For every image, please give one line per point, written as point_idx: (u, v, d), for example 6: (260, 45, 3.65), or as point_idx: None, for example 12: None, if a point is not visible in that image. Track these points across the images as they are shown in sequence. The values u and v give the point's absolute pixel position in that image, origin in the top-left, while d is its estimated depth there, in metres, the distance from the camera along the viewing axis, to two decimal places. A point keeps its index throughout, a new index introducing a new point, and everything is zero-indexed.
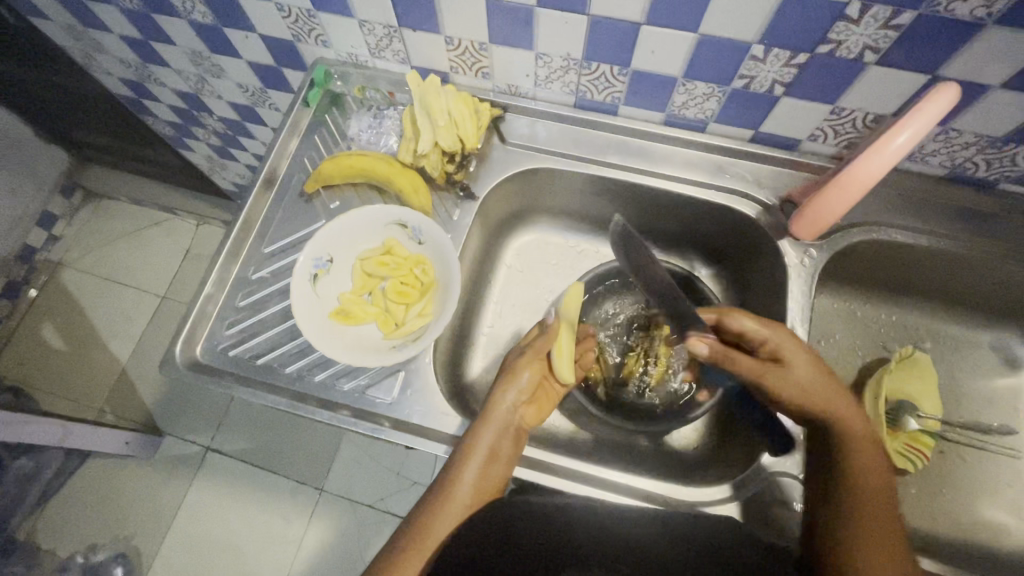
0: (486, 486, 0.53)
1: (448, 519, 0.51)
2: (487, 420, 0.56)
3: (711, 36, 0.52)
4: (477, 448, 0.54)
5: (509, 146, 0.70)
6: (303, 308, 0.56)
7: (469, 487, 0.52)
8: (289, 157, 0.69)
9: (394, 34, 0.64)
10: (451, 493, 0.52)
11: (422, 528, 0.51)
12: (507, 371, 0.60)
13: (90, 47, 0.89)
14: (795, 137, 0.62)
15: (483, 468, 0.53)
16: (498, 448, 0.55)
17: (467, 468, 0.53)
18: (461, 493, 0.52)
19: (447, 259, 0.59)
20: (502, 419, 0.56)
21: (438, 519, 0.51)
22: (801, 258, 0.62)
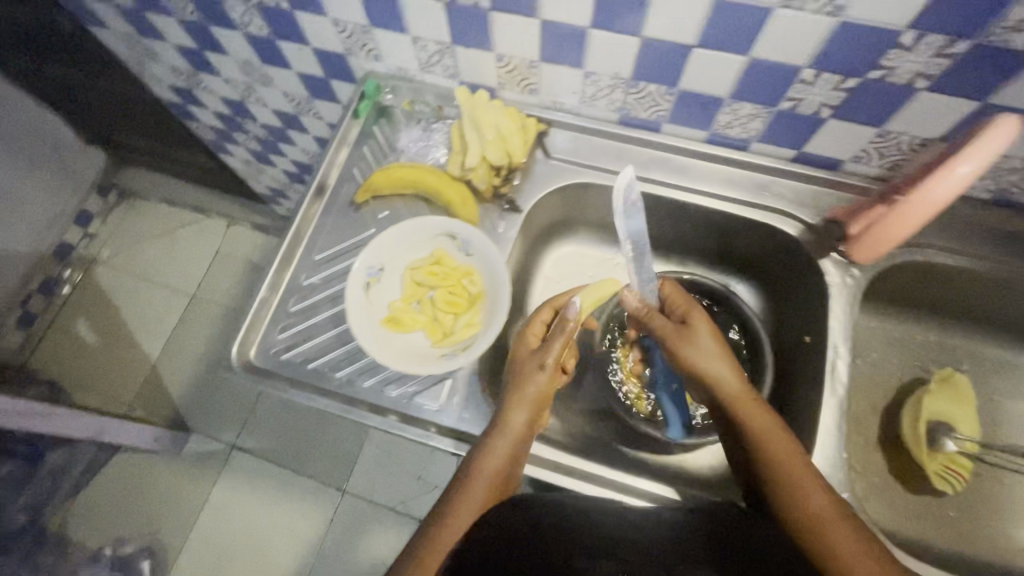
0: (498, 488, 0.54)
1: (462, 520, 0.51)
2: (505, 433, 0.55)
3: (763, 59, 0.53)
4: (493, 455, 0.54)
5: (553, 160, 0.71)
6: (356, 314, 0.58)
7: (485, 491, 0.52)
8: (339, 167, 0.71)
9: (446, 50, 0.65)
10: (465, 495, 0.52)
11: (438, 530, 0.51)
12: (517, 369, 0.58)
13: (144, 56, 0.93)
14: (838, 157, 0.63)
15: (498, 474, 0.53)
16: (511, 454, 0.54)
17: (481, 475, 0.53)
18: (476, 497, 0.52)
19: (497, 272, 0.61)
20: (518, 432, 0.55)
21: (452, 521, 0.51)
22: (843, 278, 0.63)
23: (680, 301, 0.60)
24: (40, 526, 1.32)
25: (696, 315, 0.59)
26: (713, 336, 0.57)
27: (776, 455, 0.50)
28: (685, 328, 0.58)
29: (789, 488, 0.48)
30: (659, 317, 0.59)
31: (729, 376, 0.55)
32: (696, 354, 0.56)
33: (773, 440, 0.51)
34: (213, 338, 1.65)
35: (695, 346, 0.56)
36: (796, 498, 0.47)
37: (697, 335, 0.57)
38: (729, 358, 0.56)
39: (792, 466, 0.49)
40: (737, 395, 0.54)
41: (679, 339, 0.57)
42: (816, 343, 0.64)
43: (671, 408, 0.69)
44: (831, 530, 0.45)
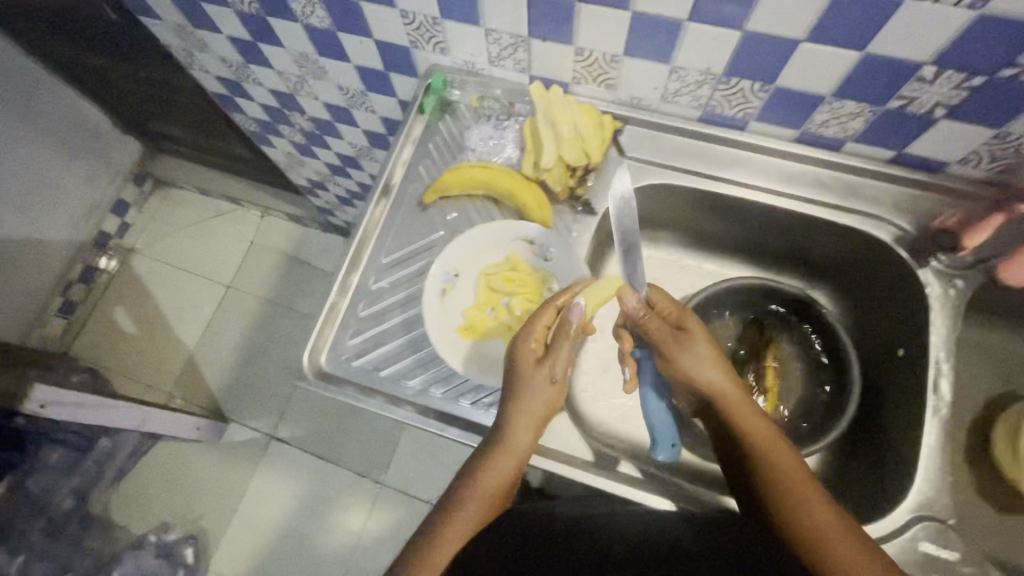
0: (496, 501, 0.51)
1: (457, 534, 0.48)
2: (508, 448, 0.52)
3: (879, 54, 0.49)
4: (494, 468, 0.51)
5: (626, 158, 0.68)
6: (436, 325, 0.58)
7: (483, 504, 0.50)
8: (403, 167, 0.69)
9: (521, 44, 0.62)
10: (460, 510, 0.50)
11: (433, 545, 0.48)
12: (518, 375, 0.52)
13: (194, 46, 0.90)
14: (943, 159, 0.58)
15: (498, 487, 0.51)
16: (512, 467, 0.51)
17: (477, 489, 0.50)
18: (473, 509, 0.50)
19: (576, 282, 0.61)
20: (519, 447, 0.52)
21: (448, 534, 0.48)
22: (945, 289, 0.60)
23: (673, 304, 0.55)
24: (85, 514, 1.34)
25: (692, 320, 0.54)
26: (710, 343, 0.53)
27: (779, 468, 0.47)
28: (681, 333, 0.53)
29: (795, 504, 0.45)
30: (654, 321, 0.54)
31: (725, 386, 0.51)
32: (694, 363, 0.52)
33: (776, 454, 0.48)
34: (250, 328, 1.61)
35: (692, 353, 0.52)
36: (800, 514, 0.44)
37: (695, 341, 0.52)
38: (725, 367, 0.52)
39: (796, 481, 0.46)
40: (734, 406, 0.51)
41: (674, 346, 0.53)
42: (912, 358, 0.60)
43: (663, 428, 0.59)
44: (838, 543, 0.42)
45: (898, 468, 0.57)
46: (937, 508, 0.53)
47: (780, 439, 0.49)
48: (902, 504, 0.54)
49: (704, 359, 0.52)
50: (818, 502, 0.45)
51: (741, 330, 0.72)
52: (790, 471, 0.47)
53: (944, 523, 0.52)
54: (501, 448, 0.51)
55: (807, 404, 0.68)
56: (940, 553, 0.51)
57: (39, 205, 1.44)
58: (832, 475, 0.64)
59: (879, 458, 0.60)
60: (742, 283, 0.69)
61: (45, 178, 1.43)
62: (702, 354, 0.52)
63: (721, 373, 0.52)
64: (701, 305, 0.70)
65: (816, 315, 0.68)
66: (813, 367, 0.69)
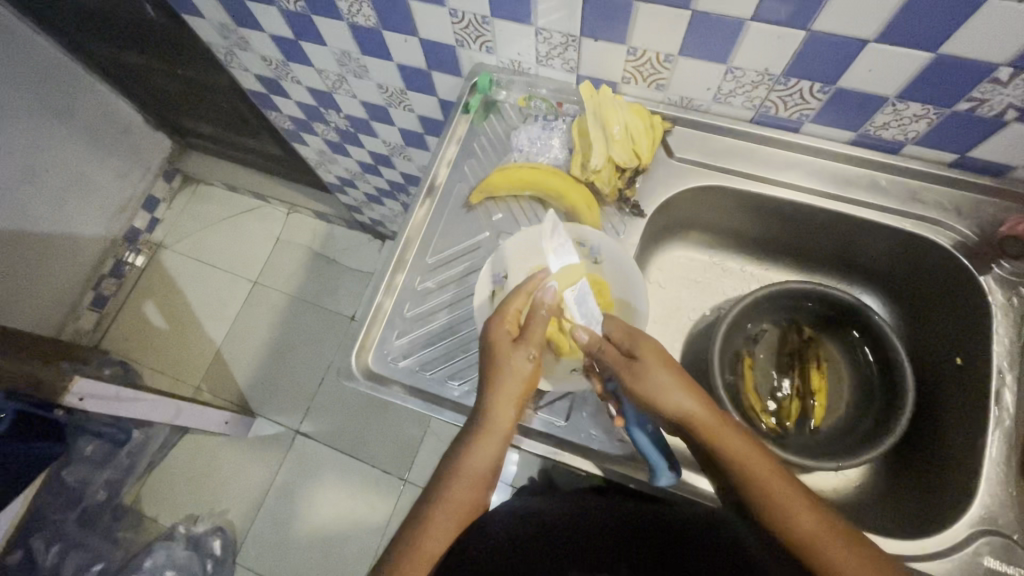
0: (480, 490, 0.51)
1: (444, 529, 0.48)
2: (490, 429, 0.51)
3: (954, 55, 0.48)
4: (477, 453, 0.51)
5: (675, 159, 0.67)
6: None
7: (468, 494, 0.50)
8: (448, 167, 0.69)
9: (573, 43, 0.61)
10: (443, 502, 0.49)
11: (420, 541, 0.48)
12: (494, 357, 0.52)
13: (236, 45, 0.91)
14: (1009, 162, 0.57)
15: (481, 474, 0.51)
16: (495, 450, 0.51)
17: (463, 476, 0.50)
18: (459, 502, 0.50)
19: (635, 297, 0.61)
20: (500, 433, 0.52)
21: (433, 529, 0.48)
22: (1007, 298, 0.58)
23: (625, 330, 0.54)
24: (117, 504, 1.36)
25: (644, 344, 0.52)
26: (667, 364, 0.51)
27: (758, 477, 0.47)
28: (635, 362, 0.51)
29: (779, 513, 0.45)
30: (609, 350, 0.53)
31: (691, 409, 0.49)
32: (654, 390, 0.50)
33: (753, 462, 0.47)
34: (277, 324, 1.61)
35: (651, 381, 0.50)
36: (786, 521, 0.44)
37: (649, 367, 0.51)
38: (688, 384, 0.50)
39: (775, 488, 0.46)
40: (706, 424, 0.49)
41: (630, 377, 0.51)
42: (974, 366, 0.59)
43: (652, 451, 0.53)
44: (827, 547, 0.43)
45: (955, 482, 0.56)
46: (1002, 522, 0.52)
47: (753, 443, 0.49)
48: (962, 519, 0.52)
49: (665, 388, 0.49)
50: (806, 511, 0.45)
51: (782, 336, 0.71)
52: (769, 477, 0.47)
53: (1010, 539, 0.51)
54: (483, 430, 0.51)
55: (853, 412, 0.67)
56: (1005, 569, 0.50)
57: (73, 200, 1.45)
58: (882, 488, 0.62)
59: (936, 468, 0.59)
60: (792, 286, 0.65)
61: (80, 173, 1.45)
62: (663, 383, 0.50)
63: (686, 394, 0.49)
64: (747, 308, 0.66)
65: (866, 321, 0.64)
66: (863, 375, 0.67)
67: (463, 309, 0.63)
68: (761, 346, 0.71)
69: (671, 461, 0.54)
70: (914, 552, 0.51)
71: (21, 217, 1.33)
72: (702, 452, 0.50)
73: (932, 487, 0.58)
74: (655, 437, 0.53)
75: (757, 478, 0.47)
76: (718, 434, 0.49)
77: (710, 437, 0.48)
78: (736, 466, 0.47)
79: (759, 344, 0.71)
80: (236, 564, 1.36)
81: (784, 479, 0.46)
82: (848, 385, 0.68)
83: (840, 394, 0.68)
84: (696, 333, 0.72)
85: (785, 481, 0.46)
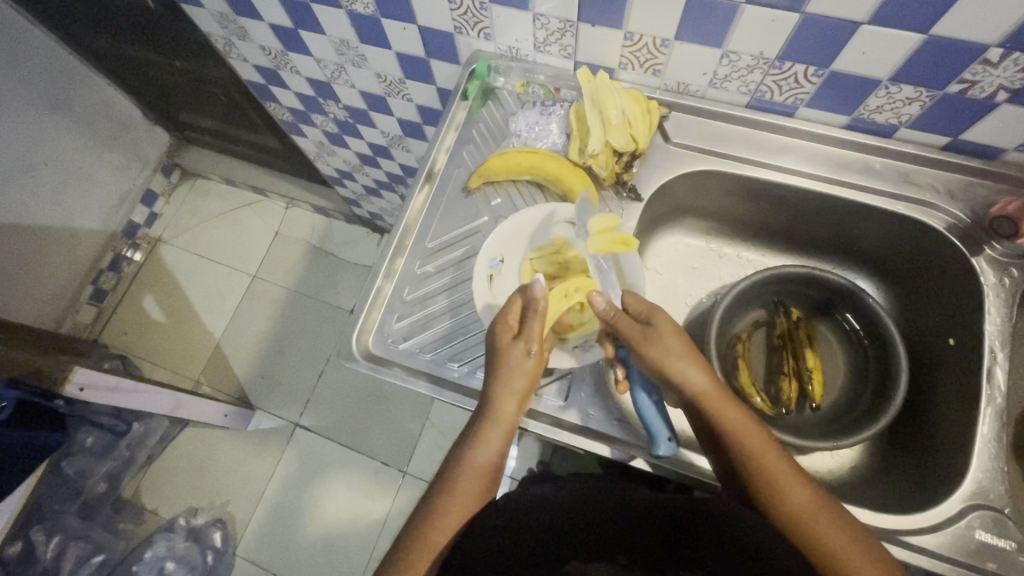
0: (485, 484, 0.52)
1: (447, 524, 0.49)
2: (495, 421, 0.52)
3: (945, 37, 0.48)
4: (484, 445, 0.51)
5: (671, 145, 0.68)
6: (489, 313, 0.61)
7: (473, 487, 0.51)
8: (448, 153, 0.70)
9: (569, 28, 0.61)
10: (454, 492, 0.50)
11: (426, 534, 0.49)
12: (496, 353, 0.53)
13: (235, 35, 0.92)
14: (1000, 146, 0.58)
15: (489, 464, 0.52)
16: (498, 444, 0.52)
17: (467, 471, 0.51)
18: (463, 494, 0.50)
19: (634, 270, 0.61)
20: (506, 424, 0.52)
21: (438, 521, 0.49)
22: (999, 279, 0.59)
23: (644, 303, 0.55)
24: (116, 497, 1.35)
25: (659, 316, 0.54)
26: (678, 335, 0.52)
27: (755, 453, 0.48)
28: (650, 329, 0.52)
29: (773, 487, 0.47)
30: (623, 320, 0.53)
31: (697, 380, 0.50)
32: (665, 354, 0.51)
33: (750, 436, 0.48)
34: (276, 318, 1.61)
35: (661, 349, 0.51)
36: (780, 496, 0.46)
37: (663, 334, 0.52)
38: (699, 358, 0.52)
39: (771, 462, 0.47)
40: (708, 399, 0.50)
41: (644, 342, 0.52)
42: (966, 346, 0.60)
43: (653, 418, 0.54)
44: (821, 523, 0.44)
45: (949, 460, 0.57)
46: (993, 497, 0.53)
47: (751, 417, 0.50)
48: (954, 494, 0.53)
49: (675, 357, 0.51)
50: (797, 486, 0.46)
51: (777, 320, 0.71)
52: (766, 452, 0.48)
53: (1001, 512, 0.52)
54: (488, 423, 0.52)
55: (847, 393, 0.68)
56: (996, 541, 0.51)
57: (72, 194, 1.45)
58: (874, 466, 0.64)
59: (932, 446, 0.59)
60: (789, 271, 0.66)
61: (78, 167, 1.45)
62: (672, 352, 0.51)
63: (698, 369, 0.51)
64: (742, 292, 0.66)
65: (862, 305, 0.65)
66: (858, 356, 0.68)
67: (462, 292, 0.64)
68: (754, 329, 0.72)
69: (672, 432, 0.54)
70: (907, 525, 0.52)
71: (19, 210, 1.33)
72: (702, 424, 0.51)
73: (923, 466, 0.59)
74: (660, 406, 0.55)
75: (750, 455, 0.48)
76: (719, 411, 0.50)
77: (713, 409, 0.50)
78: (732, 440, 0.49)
79: (753, 327, 0.72)
80: (236, 557, 1.36)
81: (781, 454, 0.48)
82: (843, 366, 0.69)
83: (836, 374, 0.69)
84: (693, 318, 0.73)
85: (781, 457, 0.48)
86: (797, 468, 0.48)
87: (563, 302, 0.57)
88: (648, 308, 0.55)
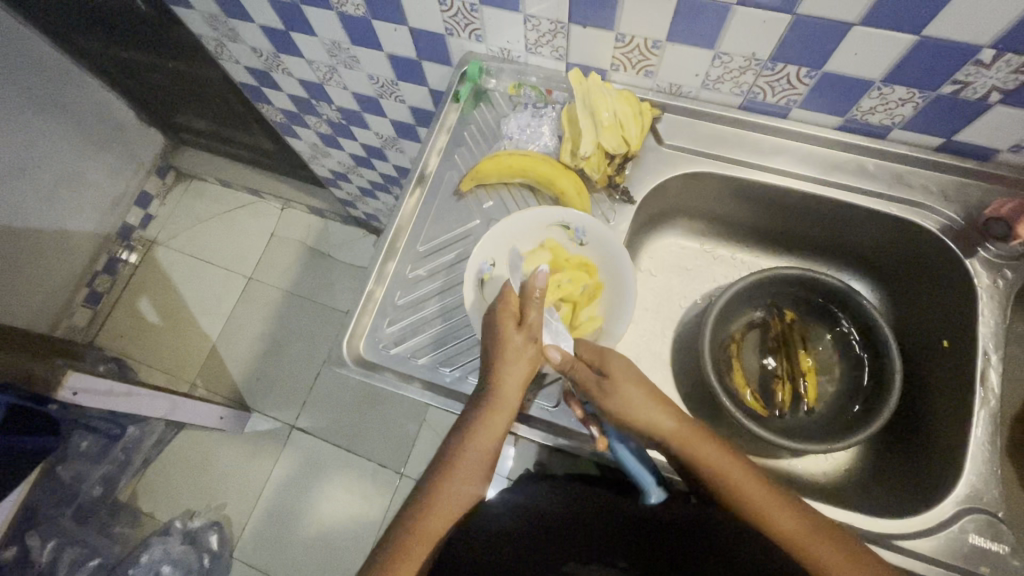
0: (480, 473, 0.51)
1: (441, 514, 0.48)
2: (497, 406, 0.51)
3: (938, 38, 0.48)
4: (483, 431, 0.51)
5: (664, 147, 0.67)
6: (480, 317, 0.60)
7: (472, 476, 0.50)
8: (440, 156, 0.70)
9: (561, 30, 0.61)
10: (448, 478, 0.50)
11: (420, 524, 0.48)
12: (499, 340, 0.53)
13: (226, 37, 0.91)
14: (994, 146, 0.57)
15: (486, 452, 0.51)
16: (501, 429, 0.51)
17: (464, 456, 0.50)
18: (460, 487, 0.50)
19: (620, 318, 0.60)
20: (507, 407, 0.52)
21: (432, 511, 0.48)
22: (993, 280, 0.59)
23: (595, 349, 0.55)
24: (112, 500, 1.35)
25: (612, 361, 0.53)
26: (635, 379, 0.51)
27: (738, 485, 0.47)
28: (603, 379, 0.52)
29: (761, 518, 0.46)
30: (581, 370, 0.53)
31: (661, 422, 0.50)
32: (625, 404, 0.51)
33: (729, 468, 0.48)
34: (272, 319, 1.61)
35: (619, 400, 0.51)
36: (770, 527, 0.45)
37: (617, 382, 0.51)
38: (658, 398, 0.51)
39: (755, 493, 0.46)
40: (679, 436, 0.50)
41: (600, 395, 0.52)
42: (960, 348, 0.59)
43: (639, 470, 0.52)
44: (817, 548, 0.43)
45: (943, 463, 0.56)
46: (987, 501, 0.52)
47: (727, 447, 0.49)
48: (948, 498, 0.53)
49: (634, 406, 0.50)
50: (786, 512, 0.45)
51: (771, 322, 0.71)
52: (748, 482, 0.47)
53: (994, 516, 0.52)
54: (490, 406, 0.51)
55: (841, 395, 0.67)
56: (989, 545, 0.51)
57: (65, 196, 1.44)
58: (870, 469, 0.63)
59: (927, 450, 0.59)
60: (783, 273, 0.65)
61: (72, 169, 1.44)
62: (632, 401, 0.50)
63: (658, 409, 0.50)
64: (737, 294, 0.66)
65: (857, 306, 0.64)
66: (851, 357, 0.68)
67: (454, 296, 0.64)
68: (748, 331, 0.71)
69: (659, 477, 0.52)
70: (899, 531, 0.52)
71: (12, 212, 1.32)
72: (680, 465, 0.51)
73: (917, 469, 0.59)
74: (639, 452, 0.53)
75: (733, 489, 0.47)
76: (693, 446, 0.49)
77: (687, 447, 0.49)
78: (713, 475, 0.48)
79: (748, 329, 0.71)
80: (233, 559, 1.35)
81: (762, 481, 0.47)
82: (838, 367, 0.69)
83: (832, 376, 0.69)
84: (687, 320, 0.73)
85: (764, 485, 0.47)
86: (784, 493, 0.47)
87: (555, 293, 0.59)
88: (599, 351, 0.54)
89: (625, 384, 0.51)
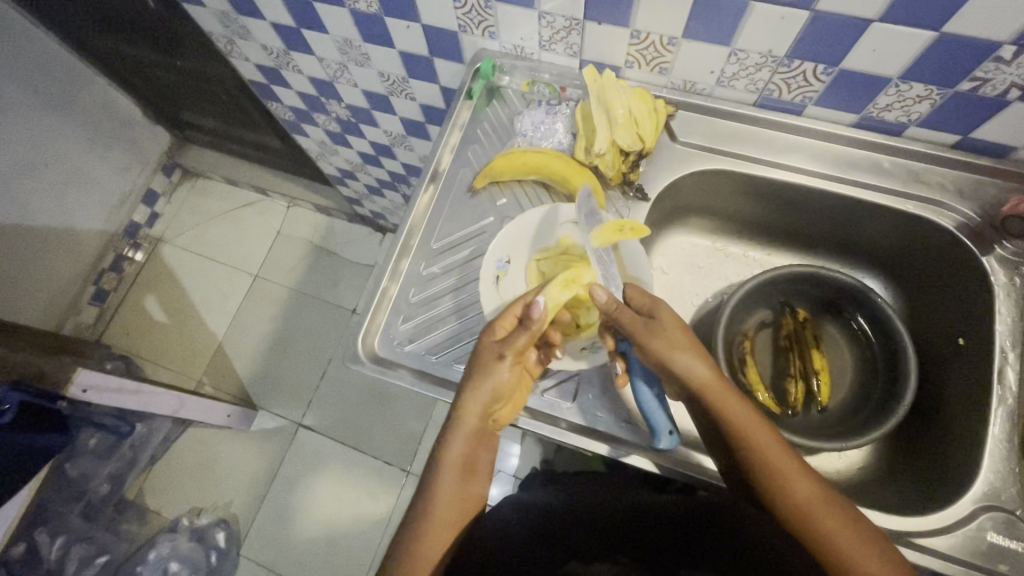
0: (462, 483, 0.49)
1: (440, 536, 0.47)
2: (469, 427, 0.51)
3: (957, 34, 0.48)
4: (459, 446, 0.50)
5: (679, 144, 0.67)
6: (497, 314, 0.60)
7: (455, 498, 0.49)
8: (452, 153, 0.70)
9: (576, 26, 0.61)
10: (433, 496, 0.48)
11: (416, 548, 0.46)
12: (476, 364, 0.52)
13: (236, 34, 0.91)
14: (1011, 144, 0.57)
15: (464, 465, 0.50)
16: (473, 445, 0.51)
17: (445, 473, 0.49)
18: (445, 505, 0.48)
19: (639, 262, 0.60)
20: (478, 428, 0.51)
21: (427, 534, 0.47)
22: (1010, 278, 0.58)
23: (646, 296, 0.54)
24: (119, 498, 1.35)
25: (661, 308, 0.53)
26: (680, 328, 0.51)
27: (761, 446, 0.47)
28: (652, 322, 0.52)
29: (777, 481, 0.45)
30: (627, 314, 0.52)
31: (698, 370, 0.49)
32: (667, 345, 0.50)
33: (752, 427, 0.47)
34: (278, 317, 1.61)
35: (662, 342, 0.50)
36: (784, 491, 0.45)
37: (664, 327, 0.51)
38: (699, 350, 0.51)
39: (775, 458, 0.46)
40: (711, 389, 0.49)
41: (645, 335, 0.51)
42: (976, 346, 0.59)
43: (652, 410, 0.53)
44: (826, 520, 0.43)
45: (960, 460, 0.56)
46: (1005, 498, 0.52)
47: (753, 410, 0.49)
48: (964, 496, 0.53)
49: (674, 352, 0.50)
50: (802, 480, 0.45)
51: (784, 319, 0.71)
52: (769, 445, 0.47)
53: (1013, 514, 0.51)
54: (457, 427, 0.51)
55: (854, 389, 0.67)
56: (1007, 543, 0.51)
57: (72, 194, 1.45)
58: (884, 466, 0.63)
59: (942, 447, 0.59)
60: (796, 270, 0.65)
61: (79, 166, 1.44)
62: (673, 346, 0.50)
63: (698, 359, 0.50)
64: (752, 291, 0.66)
65: (870, 304, 0.65)
66: (863, 354, 0.68)
67: (468, 294, 0.64)
68: (760, 329, 0.71)
69: (672, 425, 0.53)
70: (917, 528, 0.52)
71: (20, 210, 1.32)
72: (703, 418, 0.50)
73: (933, 466, 0.59)
74: (660, 398, 0.54)
75: (755, 450, 0.47)
76: (721, 400, 0.49)
77: (716, 402, 0.49)
78: (733, 429, 0.48)
79: (760, 325, 0.71)
80: (240, 557, 1.36)
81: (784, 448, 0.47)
82: (850, 363, 0.69)
83: (844, 371, 0.69)
84: (700, 318, 0.73)
85: (784, 450, 0.47)
86: (802, 463, 0.47)
87: (616, 237, 0.58)
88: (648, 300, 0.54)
89: (670, 330, 0.51)
